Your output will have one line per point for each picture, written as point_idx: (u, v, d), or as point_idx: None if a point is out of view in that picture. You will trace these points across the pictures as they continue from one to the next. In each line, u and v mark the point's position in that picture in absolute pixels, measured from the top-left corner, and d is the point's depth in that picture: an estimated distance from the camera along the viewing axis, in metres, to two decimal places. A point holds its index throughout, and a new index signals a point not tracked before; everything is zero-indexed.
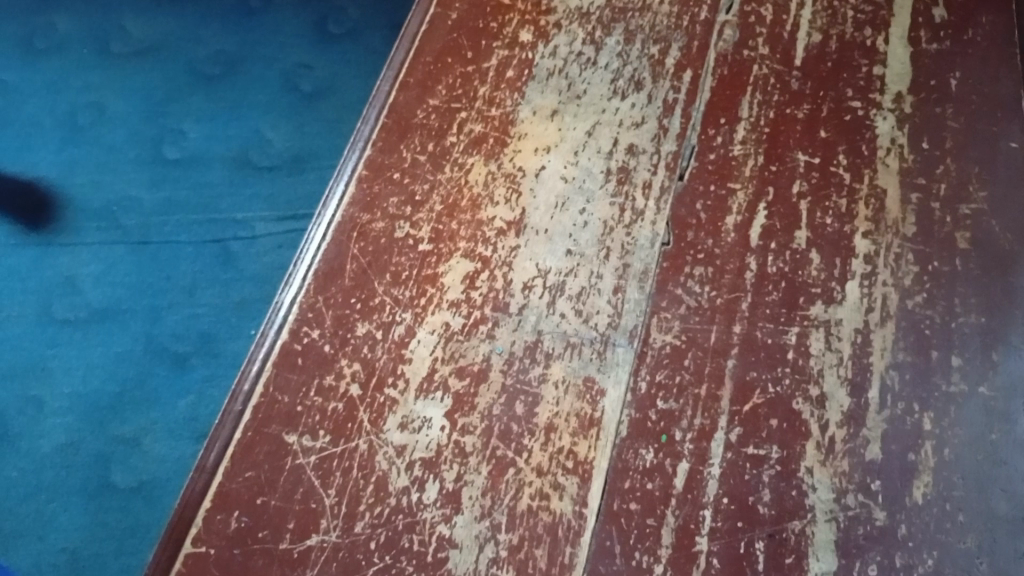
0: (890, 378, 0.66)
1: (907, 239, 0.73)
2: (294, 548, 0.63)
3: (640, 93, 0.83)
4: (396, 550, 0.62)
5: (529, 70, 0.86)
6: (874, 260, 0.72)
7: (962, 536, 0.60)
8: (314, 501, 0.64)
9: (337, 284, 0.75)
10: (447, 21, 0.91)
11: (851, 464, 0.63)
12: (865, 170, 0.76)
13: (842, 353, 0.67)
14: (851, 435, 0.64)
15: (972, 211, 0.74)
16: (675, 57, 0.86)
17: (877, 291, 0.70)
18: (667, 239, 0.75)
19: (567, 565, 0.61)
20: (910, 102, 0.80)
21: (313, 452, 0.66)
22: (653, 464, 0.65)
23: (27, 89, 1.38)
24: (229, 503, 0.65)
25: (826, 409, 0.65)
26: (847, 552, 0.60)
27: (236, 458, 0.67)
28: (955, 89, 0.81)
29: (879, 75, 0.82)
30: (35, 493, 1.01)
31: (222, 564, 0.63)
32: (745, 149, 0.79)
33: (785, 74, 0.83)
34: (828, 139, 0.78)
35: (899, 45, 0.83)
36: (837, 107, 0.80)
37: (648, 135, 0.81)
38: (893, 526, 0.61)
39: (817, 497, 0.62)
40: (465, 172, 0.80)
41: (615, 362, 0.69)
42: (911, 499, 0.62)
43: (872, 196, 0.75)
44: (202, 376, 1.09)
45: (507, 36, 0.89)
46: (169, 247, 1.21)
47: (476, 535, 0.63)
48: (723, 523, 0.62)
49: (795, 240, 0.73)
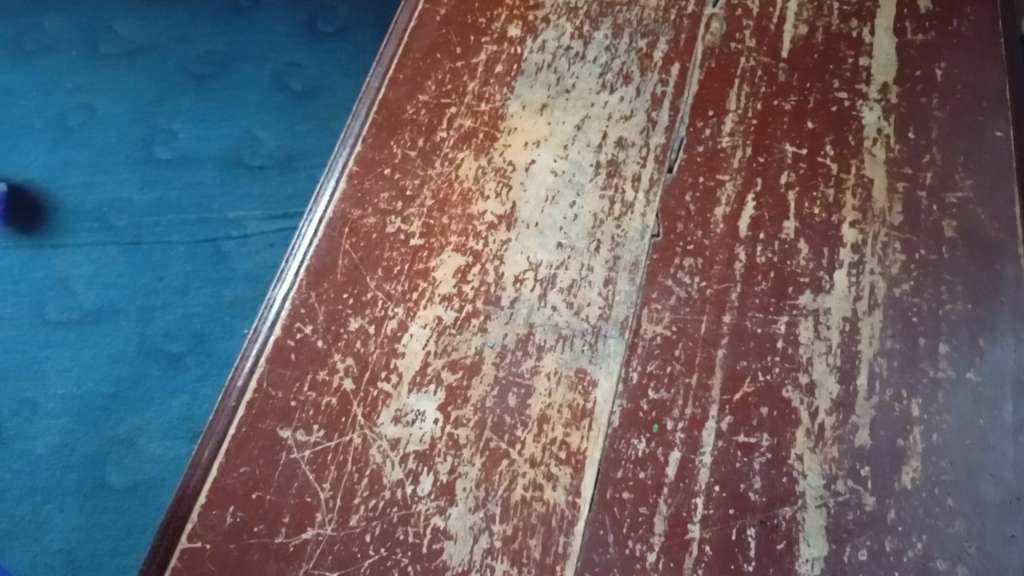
0: (878, 365, 0.67)
1: (894, 228, 0.73)
2: (290, 541, 0.63)
3: (628, 87, 0.84)
4: (392, 542, 0.63)
5: (518, 65, 0.87)
6: (861, 249, 0.73)
7: (951, 521, 0.61)
8: (309, 495, 0.65)
9: (329, 280, 0.75)
10: (435, 16, 0.91)
11: (841, 450, 0.64)
12: (852, 160, 0.77)
13: (830, 341, 0.68)
14: (840, 421, 0.65)
15: (958, 200, 0.75)
16: (663, 50, 0.86)
17: (865, 280, 0.71)
18: (656, 231, 0.75)
19: (561, 555, 0.62)
20: (895, 92, 0.81)
21: (307, 446, 0.67)
22: (645, 453, 0.65)
23: (17, 89, 1.38)
24: (225, 498, 0.65)
25: (816, 397, 0.66)
26: (837, 537, 0.61)
27: (230, 454, 0.67)
28: (941, 79, 0.82)
29: (865, 66, 0.83)
30: (29, 494, 1.01)
31: (219, 559, 0.63)
32: (734, 141, 0.79)
33: (771, 66, 0.84)
34: (816, 130, 0.79)
35: (885, 36, 0.85)
36: (823, 98, 0.81)
37: (637, 128, 0.81)
38: (883, 511, 0.61)
39: (808, 483, 0.63)
40: (455, 167, 0.80)
41: (606, 353, 0.69)
42: (900, 485, 0.62)
43: (859, 185, 0.76)
44: (196, 375, 1.09)
45: (496, 32, 0.89)
46: (160, 247, 1.21)
47: (471, 526, 0.63)
48: (714, 511, 0.62)
49: (783, 231, 0.74)
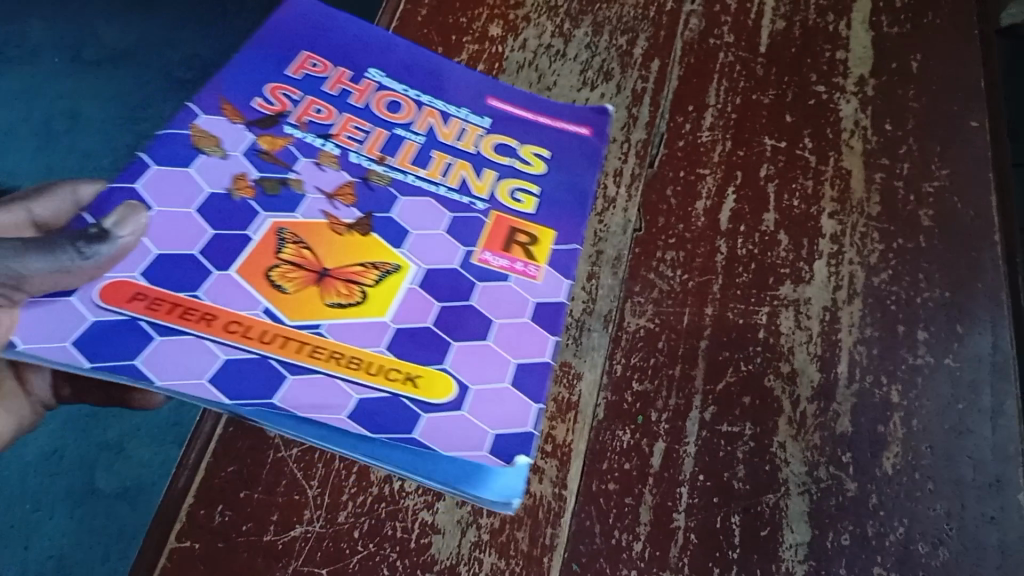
0: (858, 354, 0.68)
1: (872, 218, 0.75)
2: (279, 539, 0.63)
3: (609, 84, 0.85)
4: (380, 537, 0.63)
5: (499, 63, 0.87)
6: (840, 239, 0.74)
7: (931, 504, 0.62)
8: (297, 493, 0.64)
9: None
10: (417, 17, 0.90)
11: (822, 437, 0.65)
12: (830, 152, 0.79)
13: (811, 330, 0.69)
14: (822, 410, 0.66)
15: (934, 188, 0.76)
16: (643, 47, 0.87)
17: (844, 270, 0.72)
18: (638, 225, 0.76)
19: (549, 547, 0.62)
20: (872, 84, 0.83)
21: (295, 444, 0.66)
22: (629, 444, 0.65)
23: None
24: (213, 497, 0.64)
25: (797, 385, 0.67)
26: (820, 522, 0.62)
27: (217, 453, 0.66)
28: (918, 71, 0.83)
29: (842, 59, 0.85)
30: (19, 501, 1.22)
31: (207, 559, 0.62)
32: (713, 135, 0.80)
33: (750, 61, 0.85)
34: (794, 123, 0.81)
35: (861, 30, 0.87)
36: (801, 91, 0.83)
37: (618, 124, 0.82)
38: (865, 496, 0.62)
39: (790, 470, 0.64)
40: None
41: (590, 346, 0.69)
42: (881, 470, 0.63)
43: (837, 176, 0.77)
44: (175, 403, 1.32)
45: (477, 31, 0.89)
46: None
47: (458, 520, 0.63)
48: (699, 499, 0.63)
49: (763, 223, 0.75)
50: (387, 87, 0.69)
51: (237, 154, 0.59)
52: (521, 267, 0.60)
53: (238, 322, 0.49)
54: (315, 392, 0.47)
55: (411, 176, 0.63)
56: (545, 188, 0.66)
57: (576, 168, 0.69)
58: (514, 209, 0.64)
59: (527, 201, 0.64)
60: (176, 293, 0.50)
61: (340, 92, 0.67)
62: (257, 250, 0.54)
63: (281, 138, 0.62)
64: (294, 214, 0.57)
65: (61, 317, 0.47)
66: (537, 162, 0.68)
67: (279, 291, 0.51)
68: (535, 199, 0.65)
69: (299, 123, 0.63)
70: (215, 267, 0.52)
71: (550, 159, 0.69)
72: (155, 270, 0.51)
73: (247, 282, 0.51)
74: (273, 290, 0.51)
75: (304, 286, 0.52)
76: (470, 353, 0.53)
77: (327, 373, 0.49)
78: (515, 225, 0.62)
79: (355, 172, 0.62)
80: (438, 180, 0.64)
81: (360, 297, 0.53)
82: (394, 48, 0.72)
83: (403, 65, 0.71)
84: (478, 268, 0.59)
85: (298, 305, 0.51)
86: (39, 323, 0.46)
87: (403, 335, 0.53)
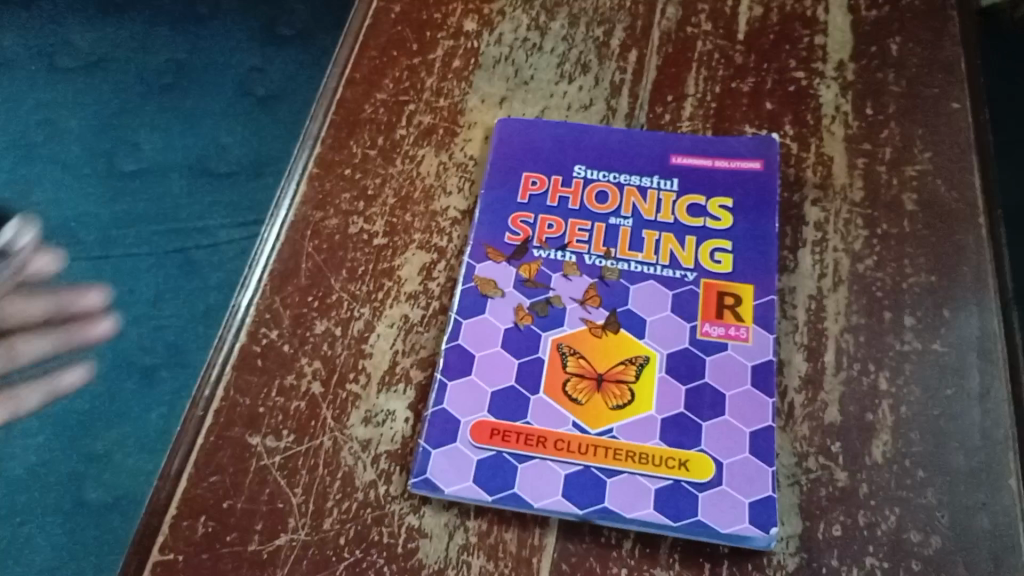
0: (844, 342, 0.67)
1: (855, 204, 0.74)
2: (264, 549, 0.61)
3: (587, 76, 0.84)
4: (367, 543, 0.61)
5: (476, 58, 0.86)
6: (823, 227, 0.73)
7: (922, 491, 0.61)
8: (281, 501, 0.63)
9: (293, 284, 0.73)
10: (390, 14, 0.89)
11: (811, 427, 0.64)
12: (812, 138, 0.78)
13: (797, 320, 0.69)
14: (809, 399, 0.65)
15: (917, 172, 0.76)
16: (620, 38, 0.86)
17: (828, 257, 0.72)
18: None
19: (537, 547, 0.61)
20: (852, 69, 0.82)
21: (277, 452, 0.65)
22: None
23: None
24: (196, 509, 0.63)
25: (784, 375, 0.66)
26: (810, 514, 0.61)
27: (199, 465, 0.65)
28: (897, 54, 0.83)
29: (821, 44, 0.84)
30: (9, 517, 1.24)
31: (191, 571, 0.61)
32: (694, 125, 0.79)
33: (728, 49, 0.84)
34: (774, 111, 0.80)
35: (840, 14, 0.86)
36: (780, 78, 0.82)
37: (597, 117, 0.81)
38: (855, 486, 0.62)
39: (779, 462, 0.63)
40: (416, 164, 0.79)
41: None
42: (870, 458, 0.63)
43: (820, 163, 0.76)
44: (162, 410, 1.34)
45: (452, 26, 0.88)
46: (129, 259, 1.47)
47: (446, 523, 0.62)
48: None
49: None
50: (592, 180, 0.75)
51: (513, 290, 0.70)
52: (735, 332, 0.66)
53: (561, 440, 0.62)
54: (557, 479, 0.61)
55: (633, 263, 0.70)
56: (738, 238, 0.71)
57: (759, 206, 0.72)
58: (717, 270, 0.69)
59: (726, 261, 0.70)
60: (503, 420, 0.64)
61: (561, 198, 0.74)
62: (552, 368, 0.65)
63: (535, 261, 0.71)
64: (563, 327, 0.67)
65: (448, 467, 0.62)
66: (725, 215, 0.72)
67: (578, 405, 0.64)
68: (733, 257, 0.70)
69: (541, 244, 0.72)
70: (529, 393, 0.65)
71: (737, 206, 0.73)
72: (497, 407, 0.64)
73: (554, 401, 0.64)
74: (569, 401, 0.64)
75: (591, 391, 0.64)
76: (737, 406, 0.63)
77: (586, 464, 0.62)
78: (723, 289, 0.68)
79: (594, 272, 0.70)
80: (654, 261, 0.70)
81: (630, 395, 0.64)
82: (598, 137, 0.78)
83: (600, 154, 0.77)
84: (704, 342, 0.66)
85: (596, 415, 0.63)
86: (448, 466, 0.62)
87: (667, 423, 0.63)
